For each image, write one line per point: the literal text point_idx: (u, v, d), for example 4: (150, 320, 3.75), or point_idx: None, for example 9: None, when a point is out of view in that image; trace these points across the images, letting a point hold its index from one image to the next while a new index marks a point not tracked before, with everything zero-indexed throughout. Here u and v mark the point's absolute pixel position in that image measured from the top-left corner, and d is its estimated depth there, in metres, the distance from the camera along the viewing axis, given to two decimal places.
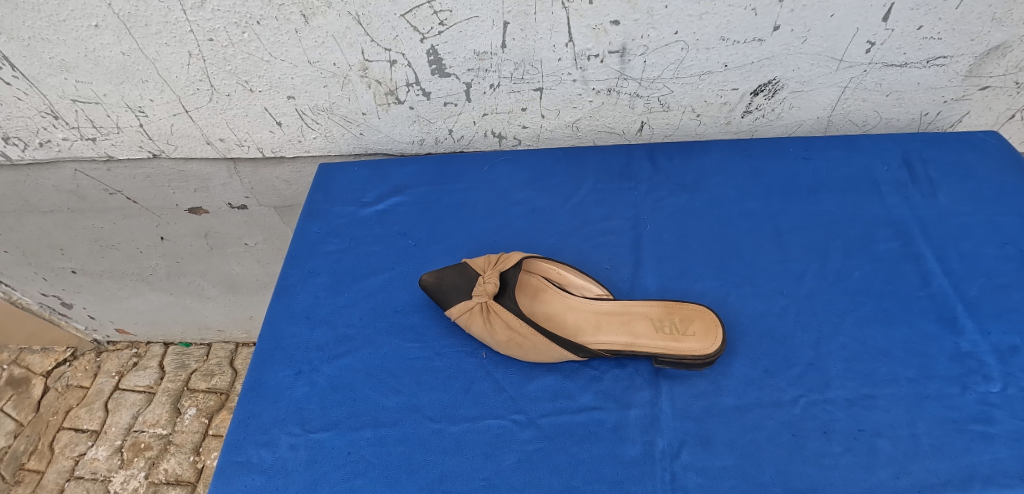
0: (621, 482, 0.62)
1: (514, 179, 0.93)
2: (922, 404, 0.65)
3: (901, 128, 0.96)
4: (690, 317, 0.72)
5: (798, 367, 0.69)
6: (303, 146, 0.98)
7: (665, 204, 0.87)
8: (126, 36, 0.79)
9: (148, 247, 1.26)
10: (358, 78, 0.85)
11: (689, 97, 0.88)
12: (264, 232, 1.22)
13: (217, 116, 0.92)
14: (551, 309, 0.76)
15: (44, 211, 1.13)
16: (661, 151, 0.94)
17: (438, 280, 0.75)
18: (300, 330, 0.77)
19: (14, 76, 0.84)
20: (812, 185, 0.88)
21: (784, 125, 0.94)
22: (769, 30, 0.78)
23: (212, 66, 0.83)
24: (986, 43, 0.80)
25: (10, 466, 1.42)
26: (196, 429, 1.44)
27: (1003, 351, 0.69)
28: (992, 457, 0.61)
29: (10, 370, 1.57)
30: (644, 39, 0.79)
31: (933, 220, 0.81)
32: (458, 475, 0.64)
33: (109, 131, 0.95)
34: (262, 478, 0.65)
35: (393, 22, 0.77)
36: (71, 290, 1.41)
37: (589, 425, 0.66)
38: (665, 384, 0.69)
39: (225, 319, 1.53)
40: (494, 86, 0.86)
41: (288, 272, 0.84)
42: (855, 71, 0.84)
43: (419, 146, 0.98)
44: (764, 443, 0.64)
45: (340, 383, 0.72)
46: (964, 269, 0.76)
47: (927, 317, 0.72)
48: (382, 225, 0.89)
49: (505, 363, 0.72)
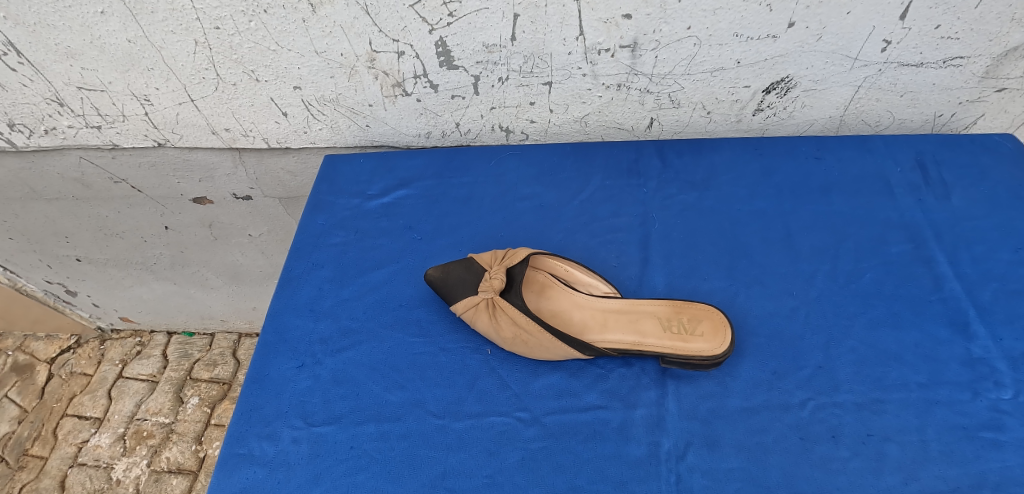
0: (626, 483, 0.62)
1: (521, 173, 0.92)
2: (933, 409, 0.65)
3: (914, 129, 0.94)
4: (699, 317, 0.71)
5: (806, 369, 0.68)
6: (309, 138, 0.97)
7: (674, 203, 0.86)
8: (132, 23, 0.78)
9: (153, 236, 1.26)
10: (366, 69, 0.84)
11: (699, 94, 0.87)
12: (268, 224, 1.22)
13: (222, 106, 0.91)
14: (557, 306, 0.75)
15: (50, 198, 1.13)
16: (670, 148, 0.93)
17: (444, 274, 0.74)
18: (304, 322, 0.77)
19: (20, 62, 0.84)
20: (824, 185, 0.86)
21: (795, 124, 0.93)
22: (783, 26, 0.77)
23: (218, 55, 0.82)
24: (1004, 44, 0.78)
25: (15, 451, 1.43)
26: (199, 418, 1.44)
27: (1015, 358, 0.68)
28: (1002, 465, 0.60)
29: (14, 357, 1.58)
30: (656, 34, 0.77)
31: (946, 223, 0.80)
32: (462, 471, 0.64)
33: (115, 119, 0.94)
34: (264, 470, 0.65)
35: (402, 13, 0.75)
36: (75, 277, 1.41)
37: (594, 424, 0.66)
38: (671, 384, 0.68)
39: (229, 309, 1.53)
40: (504, 79, 0.85)
41: (292, 264, 0.83)
42: (869, 70, 0.83)
43: (425, 139, 0.97)
44: (771, 445, 0.63)
45: (344, 377, 0.71)
46: (977, 274, 0.75)
47: (939, 321, 0.71)
48: (388, 218, 0.88)
49: (510, 359, 0.72)
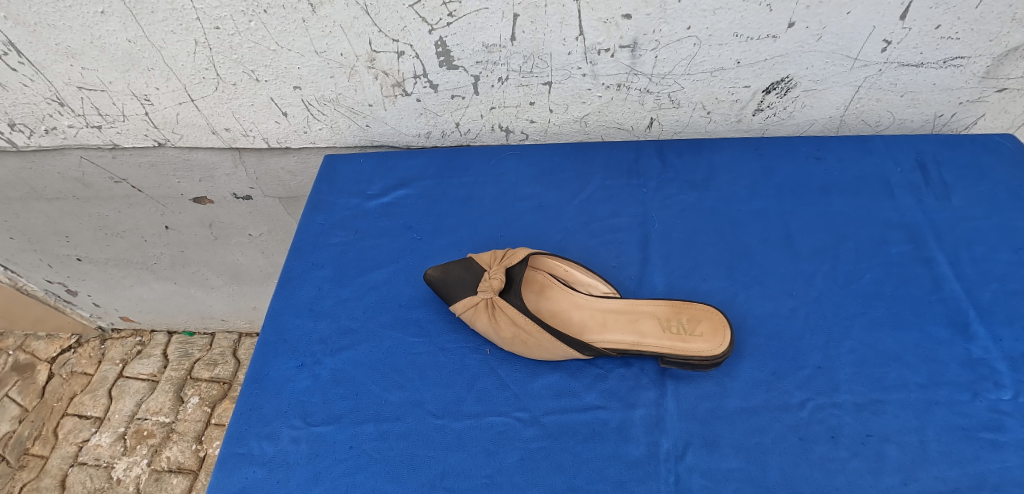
0: (625, 483, 0.62)
1: (521, 173, 0.92)
2: (932, 410, 0.64)
3: (914, 129, 0.94)
4: (698, 317, 0.71)
5: (806, 369, 0.68)
6: (309, 138, 0.97)
7: (674, 203, 0.86)
8: (133, 23, 0.78)
9: (153, 235, 1.26)
10: (366, 69, 0.84)
11: (699, 94, 0.87)
12: (268, 223, 1.22)
13: (223, 106, 0.91)
14: (556, 306, 0.75)
15: (50, 198, 1.13)
16: (670, 148, 0.93)
17: (443, 274, 0.74)
18: (304, 322, 0.77)
19: (21, 62, 0.84)
20: (824, 185, 0.86)
21: (795, 124, 0.93)
22: (783, 26, 0.76)
23: (218, 55, 0.82)
24: (1005, 44, 0.78)
25: (15, 451, 1.43)
26: (199, 417, 1.44)
27: (1015, 358, 0.67)
28: (1002, 465, 0.60)
29: (15, 356, 1.58)
30: (655, 34, 0.77)
31: (946, 224, 0.80)
32: (461, 471, 0.64)
33: (115, 119, 0.94)
34: (263, 470, 0.65)
35: (401, 13, 0.75)
36: (76, 277, 1.41)
37: (593, 424, 0.66)
38: (670, 384, 0.68)
39: (229, 308, 1.53)
40: (503, 79, 0.85)
41: (292, 264, 0.83)
42: (870, 70, 0.83)
43: (425, 139, 0.97)
44: (770, 446, 0.63)
45: (343, 377, 0.71)
46: (976, 274, 0.75)
47: (939, 322, 0.71)
48: (388, 218, 0.88)
49: (509, 359, 0.72)
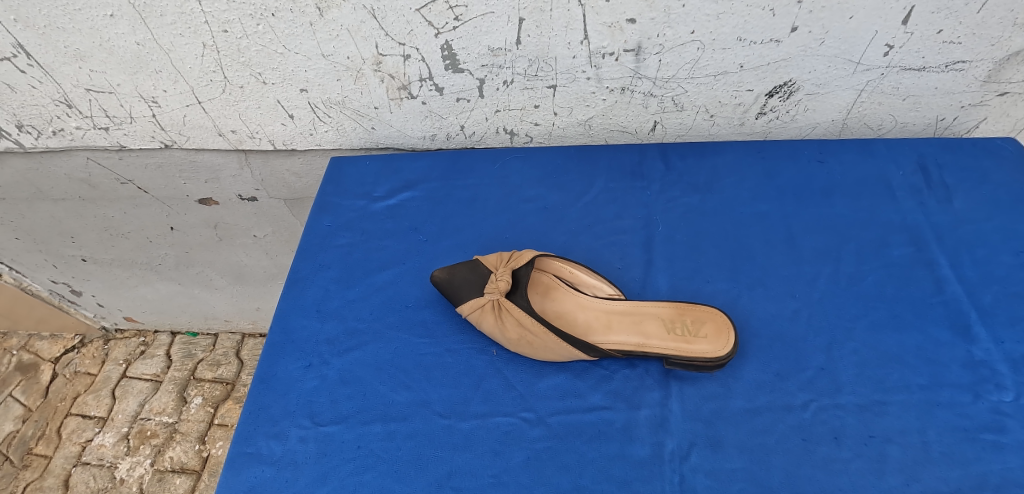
0: (630, 483, 0.62)
1: (526, 175, 0.93)
2: (935, 411, 0.65)
3: (916, 133, 0.95)
4: (702, 318, 0.72)
5: (809, 371, 0.69)
6: (315, 140, 0.98)
7: (677, 205, 0.87)
8: (142, 26, 0.78)
9: (158, 236, 1.26)
10: (372, 72, 0.85)
11: (702, 97, 0.88)
12: (273, 225, 1.23)
13: (230, 108, 0.92)
14: (561, 307, 0.76)
15: (56, 199, 1.14)
16: (673, 151, 0.93)
17: (450, 275, 0.75)
18: (310, 323, 0.77)
19: (29, 64, 0.84)
20: (826, 188, 0.87)
21: (798, 127, 0.93)
22: (787, 31, 0.77)
23: (226, 57, 0.83)
24: (1006, 48, 0.79)
25: (19, 450, 1.44)
26: (202, 418, 1.45)
27: (1016, 360, 0.68)
28: (1004, 466, 0.61)
29: (19, 356, 1.59)
30: (659, 38, 0.78)
31: (948, 226, 0.81)
32: (468, 470, 0.64)
33: (123, 120, 0.95)
34: (272, 469, 0.66)
35: (408, 17, 0.76)
36: (81, 277, 1.42)
37: (599, 425, 0.66)
38: (675, 385, 0.69)
39: (233, 309, 1.54)
40: (508, 82, 0.86)
41: (298, 265, 0.84)
42: (872, 74, 0.83)
43: (430, 141, 0.98)
44: (775, 446, 0.64)
45: (350, 377, 0.72)
46: (978, 276, 0.76)
47: (941, 324, 0.72)
48: (393, 220, 0.89)
49: (515, 360, 0.72)
